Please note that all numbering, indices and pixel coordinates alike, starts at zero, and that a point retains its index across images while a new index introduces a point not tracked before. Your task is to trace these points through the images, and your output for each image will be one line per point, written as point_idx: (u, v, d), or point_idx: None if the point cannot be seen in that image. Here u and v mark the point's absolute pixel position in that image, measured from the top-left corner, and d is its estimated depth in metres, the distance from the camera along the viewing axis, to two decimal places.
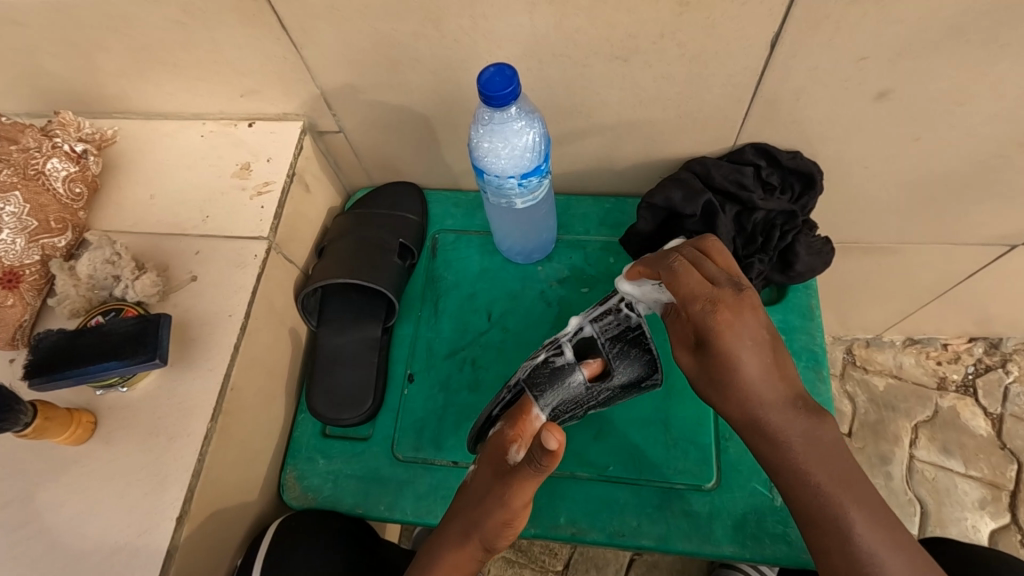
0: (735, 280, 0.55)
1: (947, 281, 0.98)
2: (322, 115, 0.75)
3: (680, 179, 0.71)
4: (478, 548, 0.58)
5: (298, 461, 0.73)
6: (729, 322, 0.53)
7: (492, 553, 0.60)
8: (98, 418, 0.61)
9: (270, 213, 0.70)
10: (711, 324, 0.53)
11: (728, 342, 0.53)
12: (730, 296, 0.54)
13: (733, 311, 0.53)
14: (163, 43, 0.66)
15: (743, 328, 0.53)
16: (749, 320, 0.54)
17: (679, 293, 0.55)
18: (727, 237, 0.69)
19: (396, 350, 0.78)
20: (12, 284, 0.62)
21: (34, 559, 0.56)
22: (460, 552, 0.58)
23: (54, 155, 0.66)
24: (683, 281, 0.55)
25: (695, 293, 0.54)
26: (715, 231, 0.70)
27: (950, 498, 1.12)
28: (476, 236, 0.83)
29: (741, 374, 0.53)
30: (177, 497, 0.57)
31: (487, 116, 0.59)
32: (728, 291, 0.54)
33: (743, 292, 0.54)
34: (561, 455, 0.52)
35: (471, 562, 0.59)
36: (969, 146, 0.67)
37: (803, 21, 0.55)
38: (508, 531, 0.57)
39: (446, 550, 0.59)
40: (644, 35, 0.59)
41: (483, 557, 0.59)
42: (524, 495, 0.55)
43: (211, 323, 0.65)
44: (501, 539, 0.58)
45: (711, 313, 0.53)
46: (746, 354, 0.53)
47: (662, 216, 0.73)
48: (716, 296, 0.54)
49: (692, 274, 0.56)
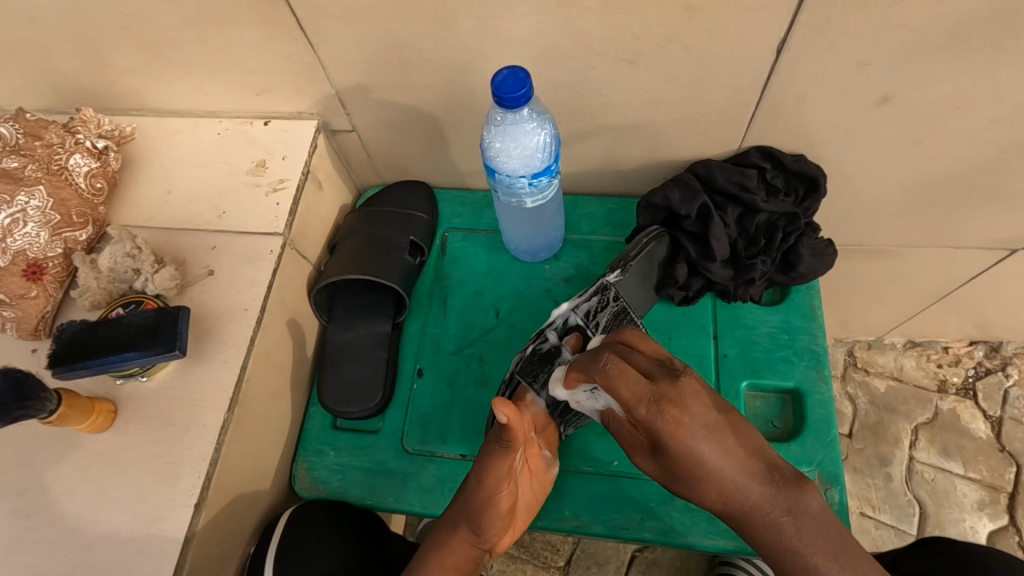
0: (666, 365, 0.51)
1: (948, 284, 0.99)
2: (335, 114, 0.77)
3: (681, 180, 0.73)
4: (465, 529, 0.59)
5: (308, 453, 0.74)
6: (678, 419, 0.48)
7: (487, 540, 0.60)
8: (118, 407, 0.63)
9: (284, 210, 0.72)
10: (656, 423, 0.48)
11: (683, 440, 0.48)
12: (666, 388, 0.48)
13: (679, 405, 0.48)
14: (183, 42, 0.68)
15: (697, 419, 0.48)
16: (693, 407, 0.48)
17: (620, 396, 0.50)
18: (721, 237, 0.71)
19: (404, 345, 0.79)
20: (36, 276, 0.64)
21: (56, 544, 0.58)
22: (450, 533, 0.60)
23: (76, 151, 0.68)
24: (619, 384, 0.50)
25: (629, 395, 0.49)
26: (711, 232, 0.71)
27: (949, 499, 1.13)
28: (483, 234, 0.84)
29: (714, 473, 0.48)
30: (194, 484, 0.59)
31: (499, 117, 0.61)
32: (665, 380, 0.49)
33: (680, 379, 0.49)
34: (513, 424, 0.55)
35: (464, 546, 0.60)
36: (971, 151, 0.69)
37: (808, 27, 0.57)
38: (494, 514, 0.58)
39: (438, 534, 0.61)
40: (653, 39, 0.60)
41: (477, 543, 0.60)
42: (499, 470, 0.58)
43: (227, 316, 0.66)
44: (489, 523, 0.58)
45: (659, 413, 0.48)
46: (697, 441, 0.48)
47: (660, 216, 0.75)
48: (657, 394, 0.48)
49: (626, 373, 0.50)
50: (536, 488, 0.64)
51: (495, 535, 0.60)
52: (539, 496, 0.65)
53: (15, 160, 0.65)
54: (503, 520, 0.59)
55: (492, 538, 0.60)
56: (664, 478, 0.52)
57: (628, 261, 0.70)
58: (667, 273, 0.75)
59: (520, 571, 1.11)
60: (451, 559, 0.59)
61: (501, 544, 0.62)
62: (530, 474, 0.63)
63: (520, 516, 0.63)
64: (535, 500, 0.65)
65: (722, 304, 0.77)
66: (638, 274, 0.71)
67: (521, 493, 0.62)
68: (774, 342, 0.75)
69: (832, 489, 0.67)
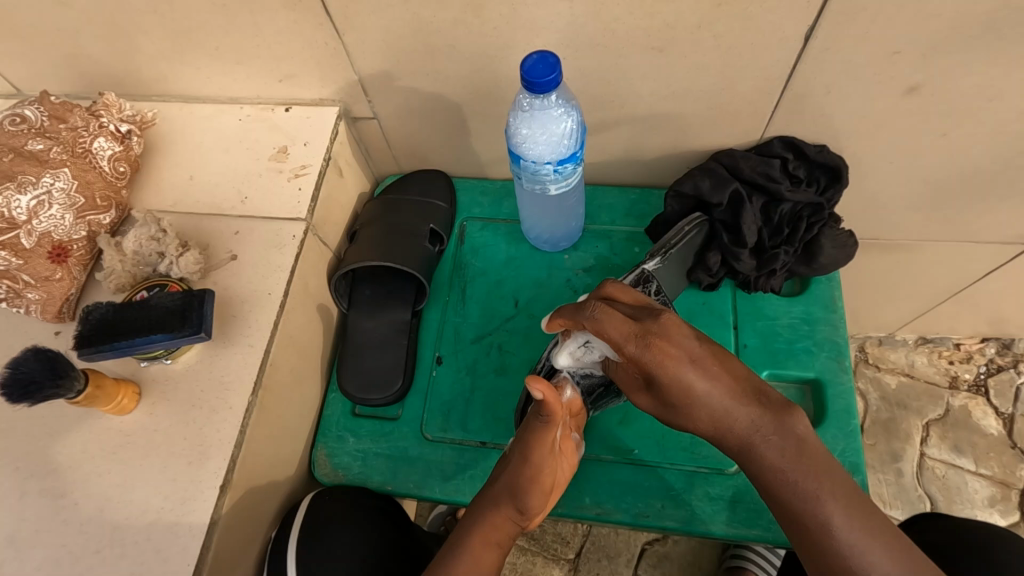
0: (651, 310, 0.54)
1: (963, 280, 0.99)
2: (357, 101, 0.77)
3: (708, 169, 0.73)
4: (509, 508, 0.60)
5: (328, 440, 0.75)
6: (666, 350, 0.51)
7: (528, 519, 0.61)
8: (142, 389, 0.63)
9: (307, 196, 0.72)
10: (647, 357, 0.51)
11: (671, 371, 0.51)
12: (651, 325, 0.52)
13: (666, 340, 0.51)
14: (209, 27, 0.68)
15: (680, 350, 0.51)
16: (681, 342, 0.52)
17: (609, 337, 0.53)
18: (752, 227, 0.71)
19: (424, 333, 0.80)
20: (61, 258, 0.65)
21: (82, 524, 0.58)
22: (494, 512, 0.61)
23: (100, 134, 0.68)
24: (607, 327, 0.54)
25: (617, 335, 0.53)
26: (741, 220, 0.71)
27: (960, 495, 1.13)
28: (503, 224, 0.84)
29: (704, 401, 0.51)
30: (220, 466, 0.59)
31: (527, 103, 0.61)
32: (651, 322, 0.53)
33: (665, 319, 0.53)
34: (552, 397, 0.60)
35: (507, 525, 0.61)
36: (995, 143, 0.68)
37: (839, 14, 0.57)
38: (537, 489, 0.60)
39: (480, 515, 0.61)
40: (681, 27, 0.60)
41: (519, 521, 0.61)
42: (542, 446, 0.60)
43: (250, 301, 0.66)
44: (532, 499, 0.60)
45: (647, 349, 0.51)
46: (688, 371, 0.51)
47: (687, 203, 0.75)
48: (644, 329, 0.52)
49: (613, 315, 0.54)
50: (571, 469, 0.66)
51: (536, 514, 0.61)
52: (570, 478, 0.66)
53: (40, 143, 0.65)
54: (544, 496, 0.60)
55: (533, 516, 0.61)
56: (665, 412, 0.55)
57: (669, 248, 0.71)
58: (698, 261, 0.76)
59: (531, 563, 1.11)
60: (494, 537, 0.61)
61: (535, 522, 0.63)
62: (568, 457, 0.65)
63: (556, 495, 0.64)
64: (568, 481, 0.66)
65: (743, 294, 0.77)
66: (677, 262, 0.73)
67: (559, 473, 0.63)
68: (795, 332, 0.75)
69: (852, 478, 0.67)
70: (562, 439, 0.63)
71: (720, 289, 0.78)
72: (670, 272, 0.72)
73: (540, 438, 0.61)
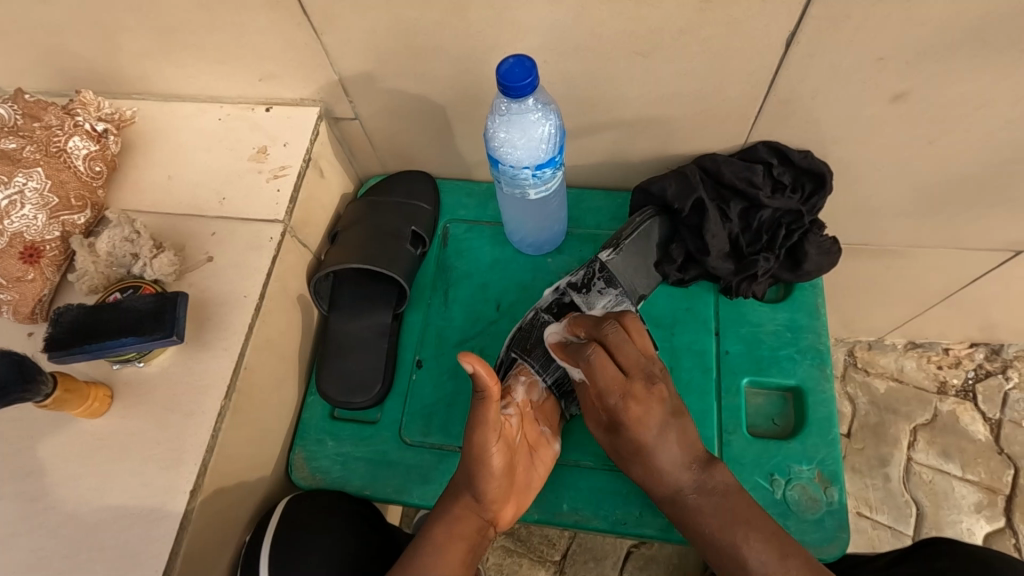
0: (647, 368, 0.63)
1: (951, 286, 0.99)
2: (339, 101, 0.76)
3: (682, 174, 0.72)
4: (467, 494, 0.62)
5: (308, 442, 0.74)
6: (639, 414, 0.62)
7: (488, 507, 0.62)
8: (115, 393, 0.63)
9: (286, 197, 0.72)
10: (623, 415, 0.62)
11: (639, 429, 0.62)
12: (636, 384, 0.62)
13: (641, 402, 0.62)
14: (186, 25, 0.67)
15: (654, 418, 0.62)
16: (654, 408, 0.62)
17: (598, 380, 0.62)
18: (718, 233, 0.71)
19: (406, 337, 0.79)
20: (33, 259, 0.64)
21: (51, 527, 0.58)
22: (454, 500, 0.62)
23: (75, 134, 0.67)
24: (598, 372, 0.62)
25: (608, 381, 0.62)
26: (705, 225, 0.71)
27: (947, 500, 1.13)
28: (488, 227, 0.84)
29: (654, 459, 0.62)
30: (191, 471, 0.59)
31: (505, 107, 0.60)
32: (636, 378, 0.62)
33: (652, 385, 0.63)
34: (490, 373, 0.53)
35: (469, 515, 0.62)
36: (980, 150, 0.68)
37: (820, 20, 0.56)
38: (489, 473, 0.59)
39: (443, 508, 0.63)
40: (663, 30, 0.60)
41: (480, 509, 0.62)
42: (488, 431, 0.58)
43: (226, 304, 0.66)
44: (485, 485, 0.60)
45: (624, 401, 0.61)
46: (651, 435, 0.62)
47: (655, 207, 0.75)
48: (628, 390, 0.62)
49: (609, 364, 0.62)
50: (540, 465, 0.67)
51: (493, 501, 0.61)
52: (542, 473, 0.67)
53: (13, 142, 0.64)
54: (499, 481, 0.60)
55: (493, 503, 0.61)
56: (613, 451, 0.66)
57: (621, 240, 0.73)
58: (665, 255, 0.76)
59: (517, 565, 1.10)
60: (457, 529, 0.61)
61: (503, 515, 0.63)
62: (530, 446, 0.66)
63: (525, 488, 0.65)
64: (539, 476, 0.66)
65: (725, 300, 0.77)
66: (633, 254, 0.74)
67: (521, 462, 0.64)
68: (779, 339, 0.74)
69: (832, 487, 0.67)
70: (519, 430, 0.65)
71: (702, 294, 0.77)
72: (626, 267, 0.73)
73: (484, 418, 0.57)
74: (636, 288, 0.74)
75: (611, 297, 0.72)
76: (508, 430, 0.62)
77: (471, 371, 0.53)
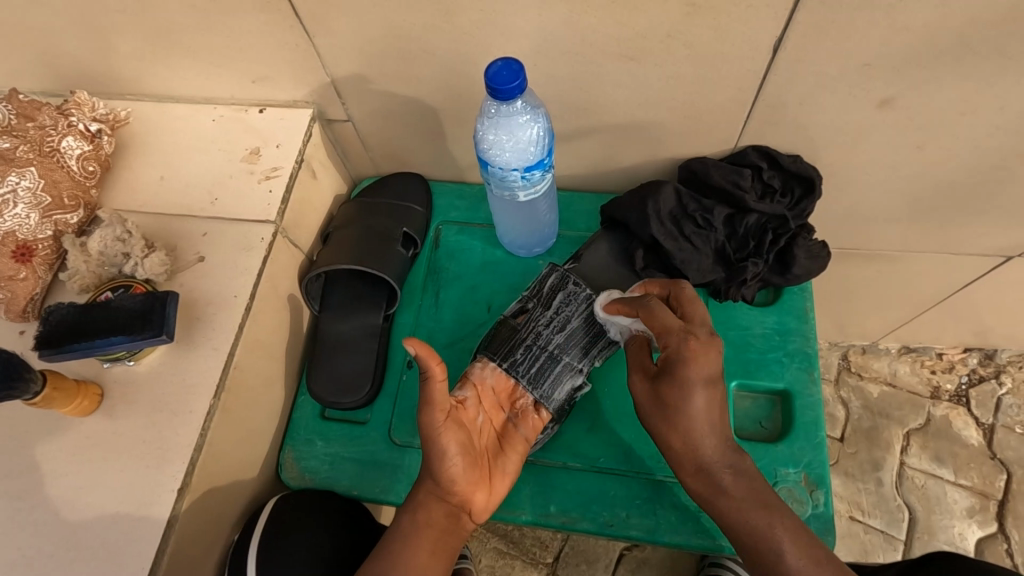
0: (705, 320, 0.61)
1: (944, 290, 0.99)
2: (331, 103, 0.76)
3: (644, 198, 0.73)
4: (428, 480, 0.62)
5: (297, 442, 0.75)
6: (699, 356, 0.59)
7: (451, 494, 0.61)
8: (105, 391, 0.63)
9: (278, 198, 0.72)
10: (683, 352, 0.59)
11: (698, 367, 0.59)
12: (698, 335, 0.60)
13: (703, 342, 0.59)
14: (179, 27, 0.67)
15: (710, 360, 0.59)
16: (713, 353, 0.60)
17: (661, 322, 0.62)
18: (688, 256, 0.72)
19: (396, 338, 0.80)
20: (25, 258, 0.65)
21: (39, 525, 0.58)
22: (418, 487, 0.63)
23: (69, 133, 0.68)
24: (659, 316, 0.62)
25: (668, 324, 0.61)
26: (671, 250, 0.72)
27: (940, 505, 1.13)
28: (479, 228, 0.84)
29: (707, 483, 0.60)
30: (178, 470, 0.59)
31: (493, 109, 0.61)
32: (698, 329, 0.61)
33: (715, 337, 0.60)
34: (430, 352, 0.55)
35: (433, 501, 0.62)
36: (964, 157, 0.69)
37: (804, 27, 0.56)
38: (444, 457, 0.60)
39: (411, 497, 0.64)
40: (651, 35, 0.60)
41: (443, 495, 0.61)
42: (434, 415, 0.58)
43: (216, 304, 0.66)
44: (444, 470, 0.60)
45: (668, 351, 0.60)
46: (699, 372, 0.59)
47: (620, 235, 0.78)
48: (690, 330, 0.60)
49: (667, 309, 0.62)
50: (510, 450, 0.66)
51: (456, 489, 0.61)
52: (516, 460, 0.66)
53: (6, 142, 0.65)
54: (457, 465, 0.60)
55: (456, 488, 0.61)
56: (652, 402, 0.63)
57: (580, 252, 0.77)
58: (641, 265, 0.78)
59: (509, 567, 1.11)
60: (422, 514, 0.62)
61: (473, 502, 0.62)
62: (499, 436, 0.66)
63: (497, 471, 0.64)
64: (512, 460, 0.65)
65: (715, 303, 0.77)
66: (598, 263, 0.77)
67: (484, 448, 0.64)
68: (767, 343, 0.75)
69: (817, 490, 0.67)
70: (478, 412, 0.66)
71: None
72: (592, 275, 0.76)
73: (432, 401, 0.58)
74: (611, 292, 0.76)
75: (556, 276, 0.74)
76: (462, 415, 0.64)
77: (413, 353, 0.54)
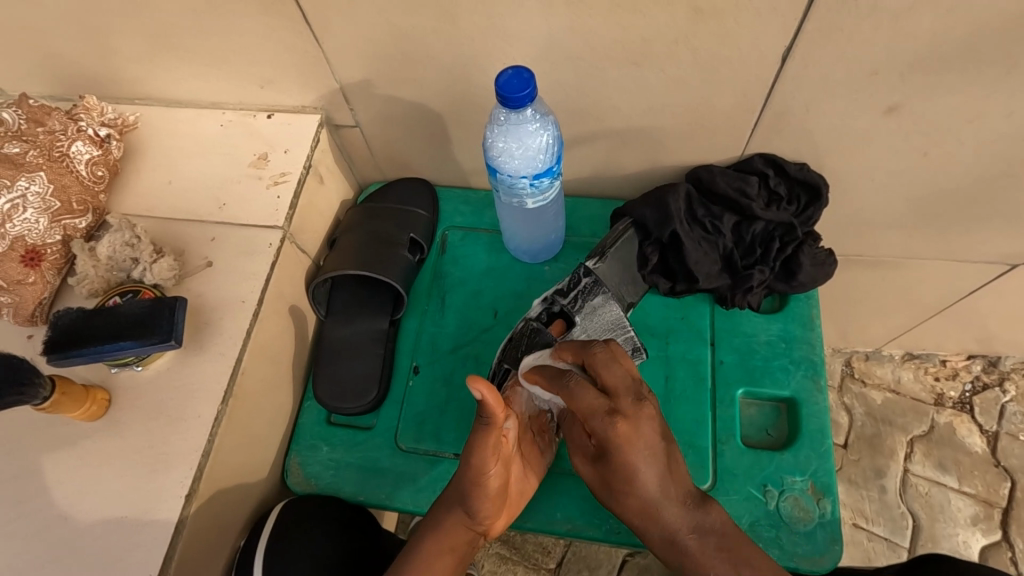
0: (635, 387, 0.58)
1: (948, 298, 0.99)
2: (339, 109, 0.77)
3: (659, 199, 0.73)
4: (458, 511, 0.61)
5: (301, 448, 0.74)
6: (627, 433, 0.56)
7: (480, 523, 0.61)
8: (112, 396, 0.63)
9: (285, 203, 0.72)
10: (611, 437, 0.56)
11: (628, 454, 0.56)
12: (625, 404, 0.57)
13: (629, 420, 0.56)
14: (189, 32, 0.68)
15: (642, 437, 0.56)
16: (644, 427, 0.57)
17: (583, 407, 0.58)
18: (699, 260, 0.73)
19: (401, 344, 0.80)
20: (34, 262, 0.65)
21: (45, 529, 0.58)
22: (444, 513, 0.62)
23: (78, 138, 0.68)
24: (579, 396, 0.58)
25: (585, 406, 0.57)
26: (684, 253, 0.72)
27: (943, 513, 1.13)
28: (484, 234, 0.84)
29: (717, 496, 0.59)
30: (185, 475, 0.59)
31: (503, 117, 0.61)
32: (623, 399, 0.57)
33: (641, 402, 0.57)
34: (497, 400, 0.52)
35: (458, 529, 0.62)
36: (970, 164, 0.69)
37: (812, 34, 0.57)
38: (482, 495, 0.58)
39: (434, 520, 0.63)
40: (659, 42, 0.60)
41: (471, 525, 0.62)
42: (484, 456, 0.56)
43: (223, 309, 0.66)
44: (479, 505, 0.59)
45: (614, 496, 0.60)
46: (637, 458, 0.57)
47: None
48: (617, 407, 0.57)
49: (586, 387, 0.58)
50: (530, 472, 0.67)
51: (485, 519, 0.61)
52: (533, 482, 0.67)
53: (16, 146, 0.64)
54: (492, 501, 0.60)
55: (485, 520, 0.61)
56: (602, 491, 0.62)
57: (606, 249, 0.73)
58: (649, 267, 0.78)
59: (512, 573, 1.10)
60: (447, 542, 0.62)
61: (495, 528, 0.63)
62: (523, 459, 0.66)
63: (517, 496, 0.65)
64: (530, 483, 0.66)
65: (720, 310, 0.77)
66: (618, 263, 0.74)
67: (513, 476, 0.64)
68: (772, 350, 0.75)
69: (824, 499, 0.67)
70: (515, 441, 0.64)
71: (697, 304, 0.78)
72: (610, 276, 0.73)
73: (484, 442, 0.55)
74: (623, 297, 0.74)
75: (602, 295, 0.71)
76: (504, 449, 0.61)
77: (479, 398, 0.51)
